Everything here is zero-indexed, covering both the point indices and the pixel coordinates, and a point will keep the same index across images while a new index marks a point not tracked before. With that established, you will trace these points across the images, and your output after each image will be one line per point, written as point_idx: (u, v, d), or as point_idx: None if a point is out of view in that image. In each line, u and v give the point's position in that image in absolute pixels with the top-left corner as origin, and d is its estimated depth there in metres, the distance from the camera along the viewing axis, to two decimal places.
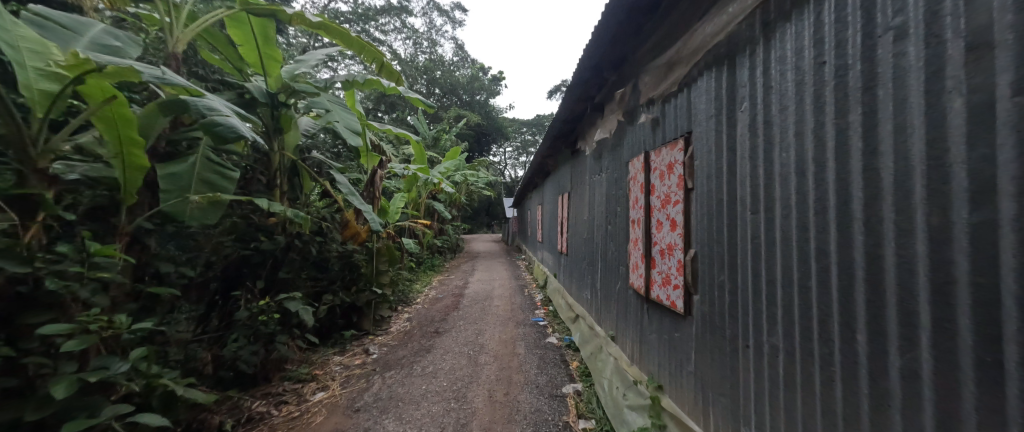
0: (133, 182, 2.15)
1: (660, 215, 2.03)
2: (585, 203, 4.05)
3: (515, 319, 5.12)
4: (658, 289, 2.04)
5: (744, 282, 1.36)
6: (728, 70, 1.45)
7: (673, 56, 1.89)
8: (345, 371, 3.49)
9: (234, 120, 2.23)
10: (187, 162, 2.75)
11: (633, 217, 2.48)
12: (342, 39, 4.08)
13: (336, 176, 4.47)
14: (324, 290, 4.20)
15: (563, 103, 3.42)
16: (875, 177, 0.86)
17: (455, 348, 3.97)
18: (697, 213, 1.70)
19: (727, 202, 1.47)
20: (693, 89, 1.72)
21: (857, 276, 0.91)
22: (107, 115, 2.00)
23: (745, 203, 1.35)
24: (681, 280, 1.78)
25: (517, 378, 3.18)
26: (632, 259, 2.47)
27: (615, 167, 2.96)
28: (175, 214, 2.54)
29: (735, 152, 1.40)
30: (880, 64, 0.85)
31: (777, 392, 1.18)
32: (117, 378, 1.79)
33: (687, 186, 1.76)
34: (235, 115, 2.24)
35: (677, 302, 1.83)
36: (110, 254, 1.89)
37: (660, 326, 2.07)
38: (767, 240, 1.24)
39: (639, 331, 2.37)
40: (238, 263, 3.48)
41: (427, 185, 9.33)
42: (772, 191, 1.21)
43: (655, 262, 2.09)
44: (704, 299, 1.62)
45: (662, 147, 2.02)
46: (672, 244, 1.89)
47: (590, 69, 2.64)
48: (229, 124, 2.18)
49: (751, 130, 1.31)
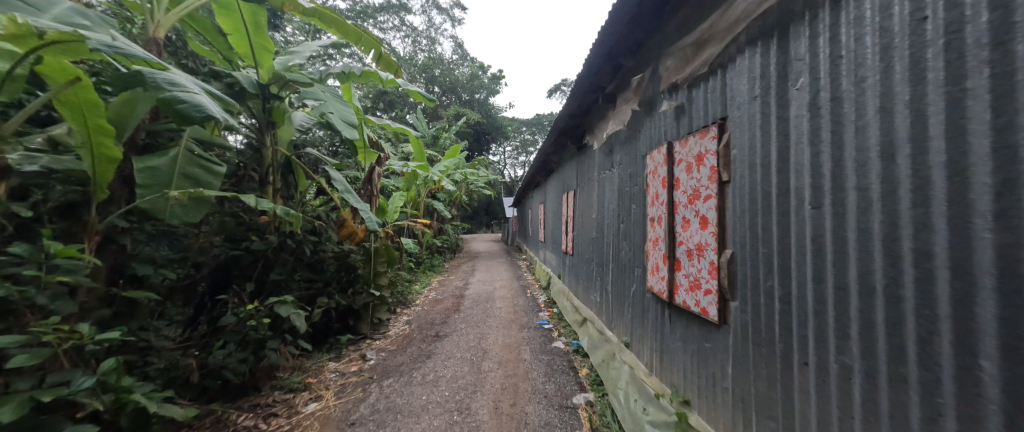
0: (103, 175, 1.95)
1: (686, 213, 1.84)
2: (594, 201, 3.85)
3: (518, 322, 4.93)
4: (684, 293, 1.85)
5: (802, 289, 1.16)
6: (779, 42, 1.25)
7: (704, 34, 1.69)
8: (340, 379, 3.29)
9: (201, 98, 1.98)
10: (168, 155, 2.55)
11: (651, 215, 2.29)
12: (337, 28, 3.87)
13: (331, 172, 4.27)
14: (320, 293, 3.98)
15: (571, 95, 3.23)
16: (1011, 158, 0.66)
17: (457, 354, 3.77)
18: (735, 208, 1.50)
19: (776, 196, 1.27)
20: (731, 68, 1.51)
21: (980, 285, 0.71)
22: (70, 100, 1.80)
23: (803, 197, 1.15)
24: (714, 285, 1.59)
25: (524, 387, 2.99)
26: (650, 260, 2.28)
27: (629, 162, 2.76)
28: (153, 211, 2.32)
29: (789, 137, 1.20)
30: (1018, 10, 0.66)
31: (850, 422, 0.99)
32: (78, 396, 1.59)
33: (721, 179, 1.57)
34: (204, 93, 2.03)
35: (708, 309, 1.64)
36: (73, 255, 1.69)
37: (687, 336, 1.87)
38: (834, 240, 1.04)
39: (661, 340, 2.17)
40: (226, 264, 3.28)
41: (427, 183, 9.13)
42: (842, 182, 1.01)
43: (680, 264, 1.90)
44: (746, 307, 1.42)
45: (689, 136, 1.82)
46: (702, 244, 1.70)
47: (604, 55, 2.44)
48: (195, 102, 1.93)
49: (812, 110, 1.12)
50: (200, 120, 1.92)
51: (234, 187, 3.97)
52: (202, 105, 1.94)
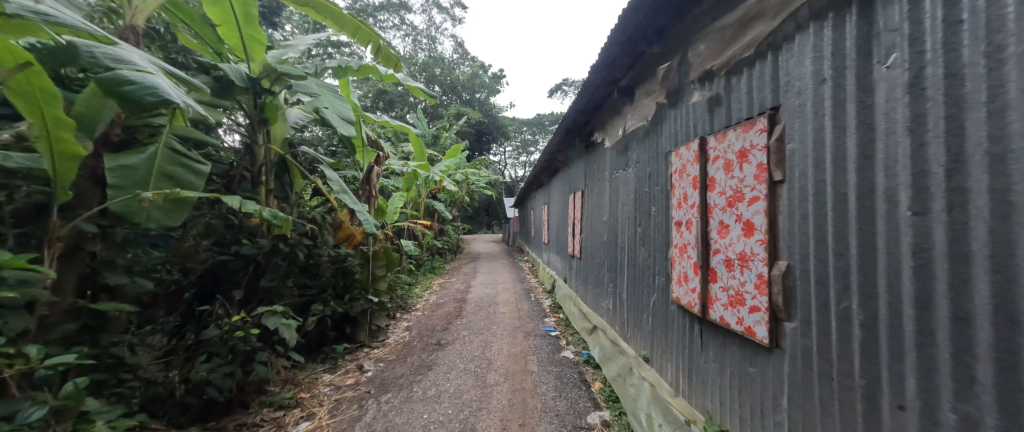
0: (65, 175, 1.73)
1: (723, 217, 1.62)
2: (605, 202, 3.63)
3: (523, 329, 4.71)
4: (722, 309, 1.63)
5: (895, 315, 0.93)
6: (860, 11, 1.03)
7: (750, 12, 1.48)
8: (335, 394, 3.06)
9: (154, 78, 1.73)
10: (146, 153, 2.33)
11: (677, 218, 2.06)
12: (333, 19, 3.67)
13: (327, 172, 4.06)
14: (314, 299, 3.76)
15: (582, 89, 3.03)
16: None
17: (459, 365, 3.54)
18: (792, 213, 1.28)
19: (854, 199, 1.05)
20: (788, 47, 1.29)
21: None
22: (20, 89, 1.58)
23: (896, 200, 0.93)
24: (764, 302, 1.37)
25: (532, 403, 2.77)
26: (676, 269, 2.06)
27: (649, 160, 2.54)
28: (126, 216, 2.09)
29: (876, 127, 0.98)
30: None
31: None
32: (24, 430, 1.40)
33: (773, 179, 1.35)
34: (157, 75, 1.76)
35: (755, 329, 1.42)
36: (24, 267, 1.48)
37: (724, 357, 1.65)
38: (948, 256, 0.82)
39: (690, 358, 1.95)
40: (214, 269, 3.07)
41: (427, 184, 8.92)
42: (964, 180, 0.79)
43: (715, 276, 1.68)
44: (810, 331, 1.20)
45: (728, 130, 1.60)
46: (746, 253, 1.48)
47: (624, 42, 2.22)
48: (147, 83, 1.68)
49: (913, 91, 0.89)
50: (153, 103, 1.66)
51: (225, 187, 3.77)
52: (156, 87, 1.69)
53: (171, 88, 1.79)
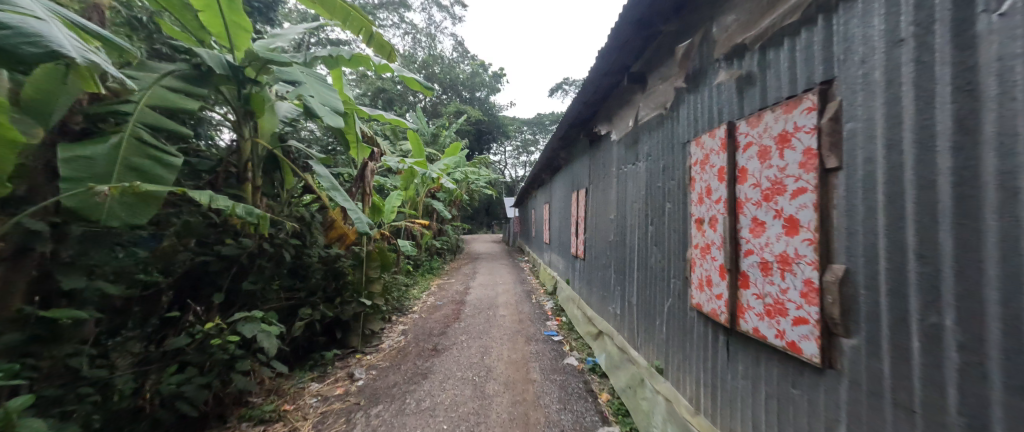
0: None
1: (758, 213, 1.40)
2: (612, 200, 3.42)
3: (524, 333, 4.50)
4: (756, 319, 1.40)
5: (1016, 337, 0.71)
6: None
7: None
8: (322, 405, 2.85)
9: (40, 25, 1.42)
10: (108, 142, 2.11)
11: (698, 215, 1.85)
12: (322, 5, 3.44)
13: (318, 168, 3.84)
14: (302, 303, 3.54)
15: (589, 77, 2.81)
16: None
17: (457, 373, 3.32)
18: (852, 206, 1.05)
19: (947, 187, 0.82)
20: (848, 7, 1.07)
21: None
22: None
23: (1017, 186, 0.71)
24: (815, 313, 1.14)
25: (534, 417, 2.56)
26: (696, 272, 1.85)
27: (663, 152, 2.33)
28: (82, 212, 1.86)
29: (981, 92, 0.76)
30: None
31: None
32: None
33: (826, 167, 1.13)
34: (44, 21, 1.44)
35: (801, 344, 1.20)
36: None
37: (759, 375, 1.42)
38: None
39: (714, 373, 1.73)
40: (192, 270, 2.87)
41: (426, 183, 8.72)
42: None
43: (747, 281, 1.46)
44: (880, 351, 0.97)
45: (764, 112, 1.38)
46: (788, 255, 1.26)
47: (638, 19, 2.01)
48: (30, 31, 1.38)
49: None
50: (35, 56, 1.35)
51: (211, 185, 3.58)
52: (41, 36, 1.39)
53: (65, 39, 1.49)
